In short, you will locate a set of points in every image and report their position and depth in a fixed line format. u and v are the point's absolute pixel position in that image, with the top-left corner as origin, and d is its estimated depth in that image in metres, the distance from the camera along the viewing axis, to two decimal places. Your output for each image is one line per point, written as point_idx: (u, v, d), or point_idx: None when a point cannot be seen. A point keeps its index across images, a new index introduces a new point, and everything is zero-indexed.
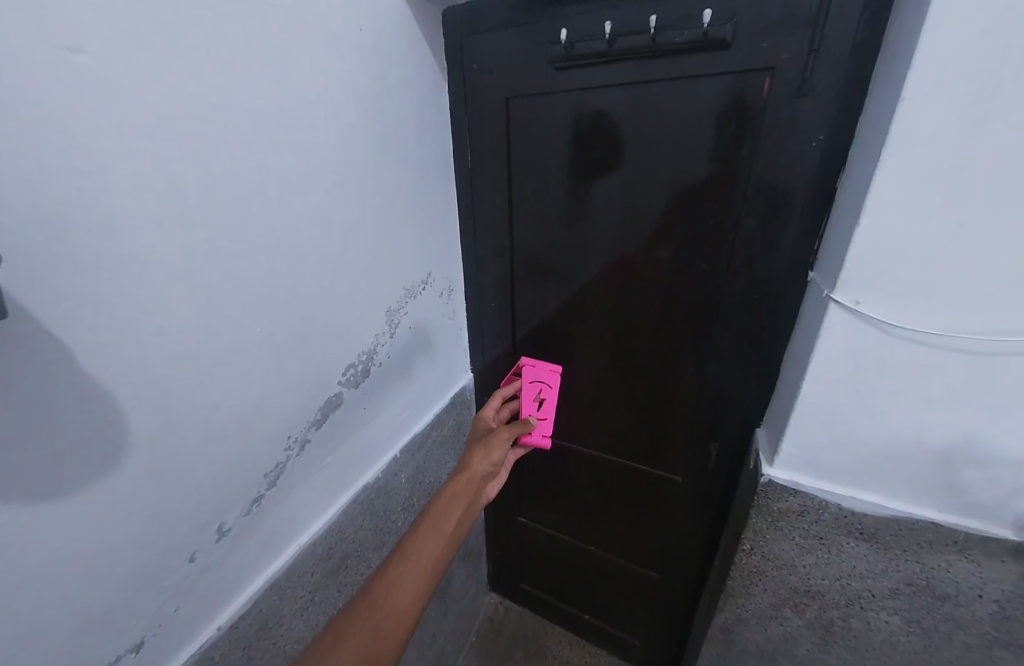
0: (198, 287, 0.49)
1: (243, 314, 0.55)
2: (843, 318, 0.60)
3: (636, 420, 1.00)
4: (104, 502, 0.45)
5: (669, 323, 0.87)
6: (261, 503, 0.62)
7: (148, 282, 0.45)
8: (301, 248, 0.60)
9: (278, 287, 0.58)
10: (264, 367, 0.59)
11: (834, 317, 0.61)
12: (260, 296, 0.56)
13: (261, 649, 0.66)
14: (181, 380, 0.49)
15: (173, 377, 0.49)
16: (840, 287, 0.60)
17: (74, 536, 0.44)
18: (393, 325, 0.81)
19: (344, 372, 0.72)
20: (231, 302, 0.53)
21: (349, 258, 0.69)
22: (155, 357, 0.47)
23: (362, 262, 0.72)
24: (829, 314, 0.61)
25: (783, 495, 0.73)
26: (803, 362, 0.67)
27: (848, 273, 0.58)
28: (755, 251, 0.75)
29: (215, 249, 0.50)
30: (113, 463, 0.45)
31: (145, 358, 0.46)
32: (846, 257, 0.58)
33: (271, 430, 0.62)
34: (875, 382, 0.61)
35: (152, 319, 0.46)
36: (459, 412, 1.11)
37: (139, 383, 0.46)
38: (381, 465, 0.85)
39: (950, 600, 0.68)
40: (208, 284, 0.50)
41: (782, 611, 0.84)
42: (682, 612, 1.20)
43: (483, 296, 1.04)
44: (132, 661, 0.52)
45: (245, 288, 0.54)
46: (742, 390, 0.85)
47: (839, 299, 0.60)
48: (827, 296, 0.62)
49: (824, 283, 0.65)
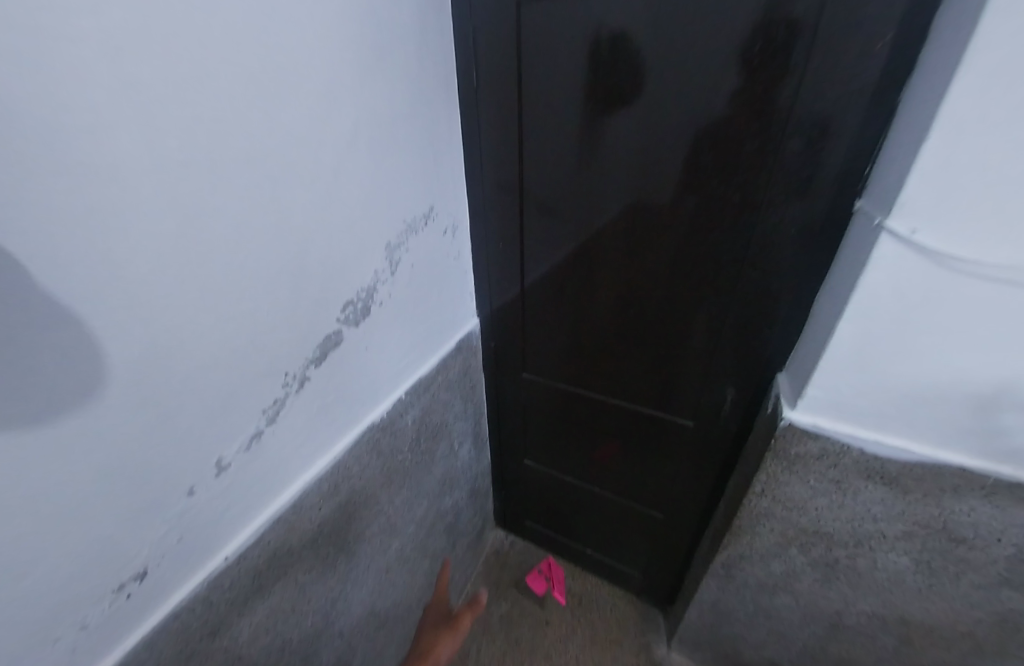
0: (170, 209, 0.44)
1: (224, 243, 0.50)
2: (896, 250, 0.54)
3: (647, 365, 0.97)
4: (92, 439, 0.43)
5: (688, 262, 0.81)
6: (261, 438, 0.61)
7: (111, 200, 0.40)
8: (286, 171, 0.55)
9: (260, 216, 0.53)
10: (252, 303, 0.55)
11: (883, 248, 0.54)
12: (242, 226, 0.51)
13: (272, 578, 0.68)
14: (161, 313, 0.46)
15: (153, 309, 0.45)
16: (896, 213, 0.53)
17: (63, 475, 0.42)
18: (393, 262, 0.77)
19: (343, 311, 0.68)
20: (210, 228, 0.48)
21: (339, 188, 0.63)
22: (129, 286, 0.43)
23: (354, 192, 0.65)
24: (881, 245, 0.55)
25: (801, 439, 0.71)
26: (840, 301, 0.62)
27: (907, 196, 0.51)
28: (796, 180, 0.67)
29: (186, 165, 0.44)
30: (96, 400, 0.42)
31: (119, 288, 0.42)
32: (908, 179, 0.50)
33: (266, 371, 0.59)
34: (921, 322, 0.56)
35: (122, 244, 0.41)
36: (465, 359, 1.09)
37: (115, 315, 0.42)
38: (385, 407, 0.84)
39: (965, 543, 0.69)
40: (182, 206, 0.45)
41: (788, 549, 0.87)
42: (683, 548, 1.24)
43: (489, 235, 0.97)
44: (138, 588, 0.52)
45: (224, 214, 0.49)
46: (763, 334, 0.81)
47: (894, 230, 0.53)
48: (878, 225, 0.55)
49: (875, 210, 0.58)
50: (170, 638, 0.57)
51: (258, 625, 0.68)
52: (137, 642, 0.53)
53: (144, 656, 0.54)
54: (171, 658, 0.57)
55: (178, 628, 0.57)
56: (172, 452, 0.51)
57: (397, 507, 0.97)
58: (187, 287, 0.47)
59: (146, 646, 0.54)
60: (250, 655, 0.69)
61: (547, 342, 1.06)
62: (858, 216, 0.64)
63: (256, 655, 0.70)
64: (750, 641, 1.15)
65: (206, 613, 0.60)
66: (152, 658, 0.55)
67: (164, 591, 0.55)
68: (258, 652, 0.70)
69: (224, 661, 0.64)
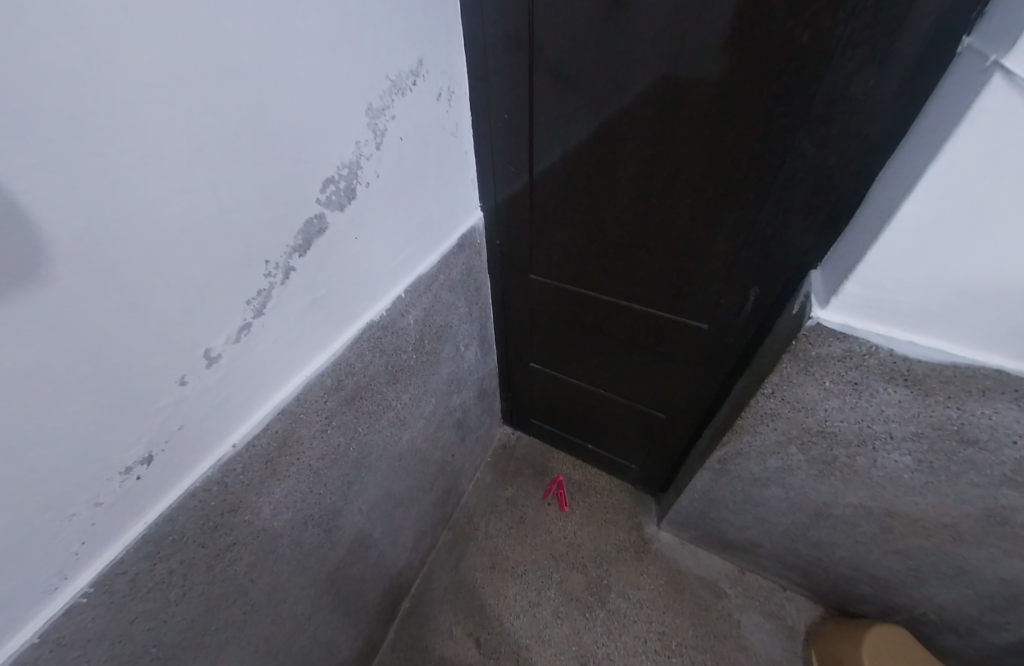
0: (69, 30, 0.34)
1: (161, 91, 0.41)
2: (1009, 102, 0.43)
3: (662, 263, 0.90)
4: (49, 318, 0.39)
5: (727, 145, 0.70)
6: (250, 330, 0.58)
7: None
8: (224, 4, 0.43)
9: (202, 60, 0.43)
10: (212, 172, 0.47)
11: (991, 95, 0.43)
12: (177, 67, 0.41)
13: (286, 463, 0.70)
14: (99, 175, 0.39)
15: (83, 170, 0.38)
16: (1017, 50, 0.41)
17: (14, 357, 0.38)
18: (378, 134, 0.67)
19: (323, 190, 0.60)
20: (136, 65, 0.38)
21: (297, 28, 0.51)
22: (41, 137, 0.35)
23: (317, 37, 0.53)
24: (986, 95, 0.44)
25: (827, 340, 0.67)
26: (907, 181, 0.53)
27: None
28: (881, 25, 0.53)
29: None
30: (40, 275, 0.37)
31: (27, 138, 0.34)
32: None
33: (240, 256, 0.53)
34: (1005, 206, 0.47)
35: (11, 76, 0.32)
36: (468, 258, 1.03)
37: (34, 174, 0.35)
38: (384, 305, 0.80)
39: (975, 444, 0.68)
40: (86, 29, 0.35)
41: (788, 446, 0.88)
42: (681, 445, 1.28)
43: (492, 109, 0.84)
44: (148, 471, 0.53)
45: (149, 47, 0.39)
46: (805, 227, 0.72)
47: (1019, 75, 0.42)
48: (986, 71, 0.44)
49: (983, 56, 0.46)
50: (191, 515, 0.58)
51: (278, 503, 0.72)
52: (157, 518, 0.55)
53: (169, 530, 0.56)
54: (196, 531, 0.60)
55: (197, 506, 0.59)
56: (152, 335, 0.47)
57: (405, 404, 0.98)
58: (123, 144, 0.40)
59: (168, 522, 0.56)
60: (274, 528, 0.73)
61: (556, 238, 0.98)
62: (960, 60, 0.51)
63: (281, 529, 0.74)
64: (735, 524, 1.23)
65: (222, 494, 0.62)
66: (176, 532, 0.57)
67: (177, 474, 0.56)
68: (282, 525, 0.74)
69: (248, 534, 0.68)
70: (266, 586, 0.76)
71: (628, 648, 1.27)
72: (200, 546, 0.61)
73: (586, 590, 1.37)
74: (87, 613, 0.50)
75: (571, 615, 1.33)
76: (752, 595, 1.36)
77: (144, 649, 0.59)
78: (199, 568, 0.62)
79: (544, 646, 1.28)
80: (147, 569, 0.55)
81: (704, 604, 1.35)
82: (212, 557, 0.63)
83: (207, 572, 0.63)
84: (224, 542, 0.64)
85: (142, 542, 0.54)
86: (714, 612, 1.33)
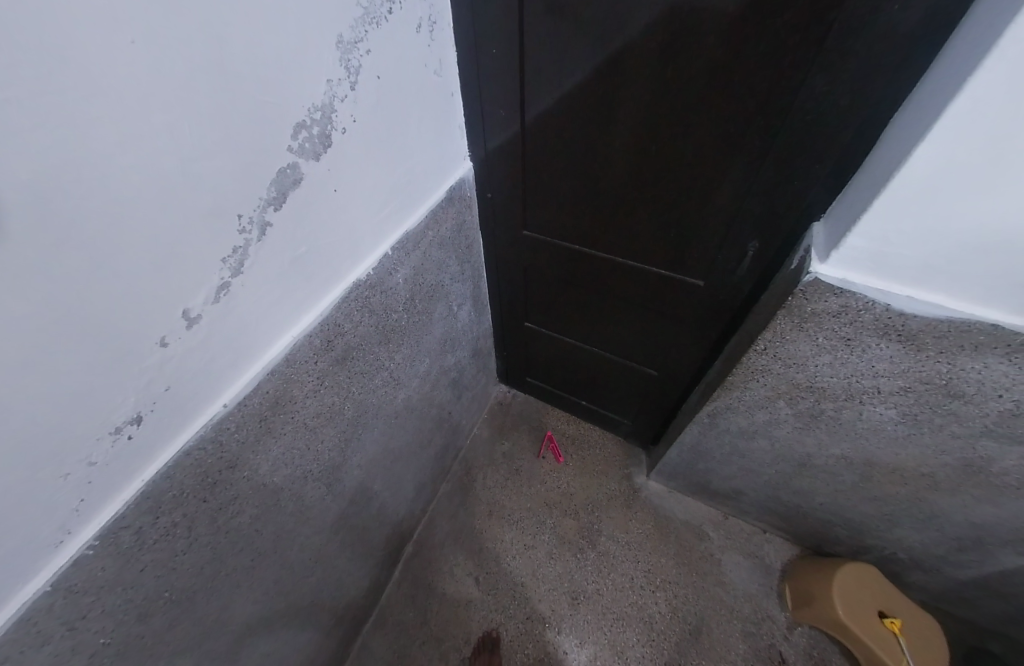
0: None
1: (101, 15, 0.36)
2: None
3: (659, 216, 0.87)
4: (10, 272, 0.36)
5: (732, 87, 0.66)
6: (230, 289, 0.56)
7: None
8: None
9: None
10: (170, 113, 0.43)
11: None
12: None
13: (280, 422, 0.70)
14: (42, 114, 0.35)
15: (23, 108, 0.34)
16: None
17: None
18: (353, 72, 0.61)
19: (296, 137, 0.56)
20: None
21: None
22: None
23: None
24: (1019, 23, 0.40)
25: (823, 296, 0.66)
26: (922, 124, 0.50)
27: None
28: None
29: None
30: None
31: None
32: None
33: (211, 208, 0.50)
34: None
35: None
36: (458, 212, 0.99)
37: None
38: (371, 263, 0.77)
39: (961, 398, 0.69)
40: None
41: (777, 401, 0.89)
42: (673, 401, 1.30)
43: (481, 47, 0.78)
44: (139, 431, 0.52)
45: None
46: (809, 177, 0.70)
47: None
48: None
49: None
50: (189, 472, 0.58)
51: (275, 460, 0.72)
52: (154, 475, 0.55)
53: (168, 487, 0.56)
54: (196, 487, 0.60)
55: (194, 464, 0.58)
56: (127, 289, 0.45)
57: (398, 364, 0.97)
58: (64, 79, 0.35)
59: (167, 479, 0.56)
60: (274, 484, 0.74)
61: (550, 190, 0.94)
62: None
63: (281, 484, 0.75)
64: (721, 474, 1.27)
65: (218, 451, 0.61)
66: (175, 488, 0.57)
67: (169, 434, 0.56)
68: (281, 481, 0.75)
69: (249, 489, 0.69)
70: (271, 536, 0.78)
71: (617, 584, 1.35)
72: (201, 501, 0.61)
73: (578, 534, 1.44)
74: (95, 563, 0.51)
75: (564, 556, 1.40)
76: (735, 537, 1.43)
77: (156, 594, 0.60)
78: (203, 521, 0.63)
79: (538, 584, 1.35)
80: (150, 523, 0.56)
81: (689, 545, 1.41)
82: (215, 510, 0.64)
83: (211, 524, 0.64)
84: (226, 497, 0.65)
85: (142, 498, 0.54)
86: (698, 552, 1.40)
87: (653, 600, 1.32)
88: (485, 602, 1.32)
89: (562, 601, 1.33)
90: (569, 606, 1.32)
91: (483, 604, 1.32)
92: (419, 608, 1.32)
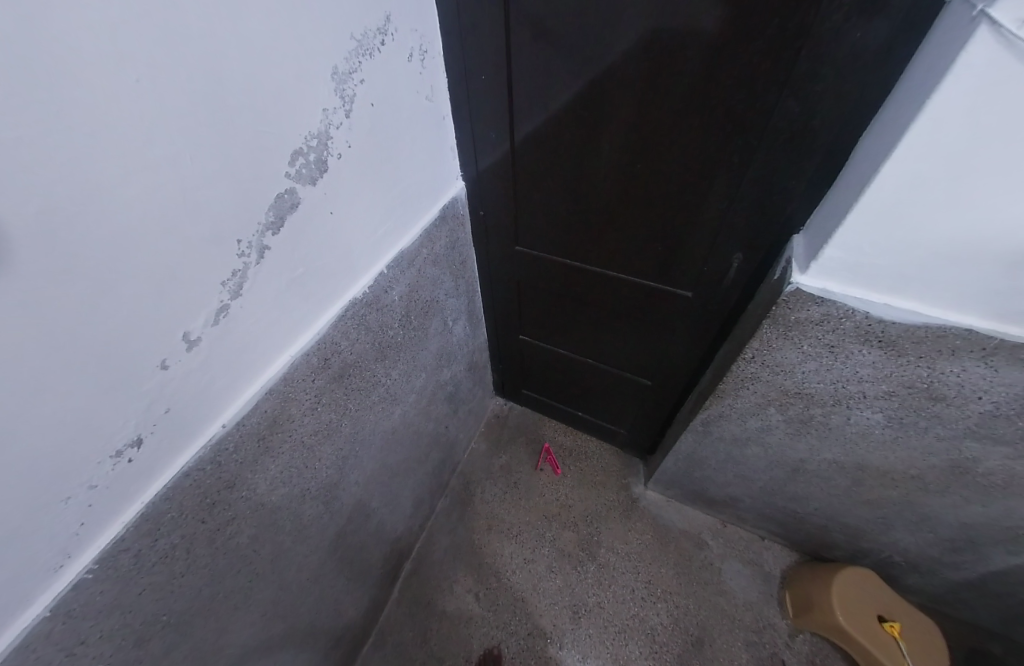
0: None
1: (105, 56, 0.38)
2: (992, 54, 0.42)
3: (647, 231, 0.90)
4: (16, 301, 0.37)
5: (712, 108, 0.68)
6: (229, 312, 0.57)
7: None
8: None
9: (148, 20, 0.40)
10: (173, 145, 0.45)
11: (977, 48, 0.42)
12: (118, 29, 0.38)
13: (278, 441, 0.70)
14: (48, 150, 0.36)
15: (29, 146, 0.35)
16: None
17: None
18: (347, 100, 0.63)
19: (293, 163, 0.58)
20: (73, 29, 0.35)
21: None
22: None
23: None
24: (970, 49, 0.43)
25: (805, 305, 0.69)
26: (889, 141, 0.52)
27: None
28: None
29: None
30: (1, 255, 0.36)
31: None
32: None
33: (210, 234, 0.51)
34: (983, 165, 0.48)
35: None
36: (451, 230, 1.01)
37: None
38: (367, 282, 0.79)
39: (943, 400, 0.71)
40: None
41: (767, 407, 0.91)
42: (666, 410, 1.31)
43: (470, 73, 0.80)
44: (139, 453, 0.52)
45: (85, 6, 0.36)
46: (788, 191, 0.72)
47: (1004, 25, 0.40)
48: (970, 23, 0.43)
49: (969, 5, 0.45)
50: (188, 493, 0.59)
51: (274, 480, 0.72)
52: (155, 496, 0.55)
53: (168, 508, 0.57)
54: (195, 508, 0.60)
55: (193, 484, 0.59)
56: (128, 314, 0.46)
57: (395, 380, 0.98)
58: (72, 117, 0.37)
59: (166, 501, 0.56)
60: (273, 503, 0.74)
61: (540, 206, 0.97)
62: (947, 11, 0.49)
63: (279, 503, 0.75)
64: (717, 481, 1.28)
65: (217, 472, 0.62)
66: (174, 510, 0.57)
67: (169, 456, 0.56)
68: (280, 499, 0.75)
69: (247, 509, 0.69)
70: (270, 556, 0.78)
71: (617, 596, 1.34)
72: (200, 522, 0.62)
73: (577, 547, 1.43)
74: (95, 587, 0.51)
75: (564, 569, 1.39)
76: (734, 545, 1.44)
77: (155, 618, 0.60)
78: (201, 542, 0.63)
79: (538, 599, 1.34)
80: (149, 545, 0.56)
81: (688, 555, 1.42)
82: (213, 531, 0.64)
83: (209, 545, 0.64)
84: (224, 517, 0.65)
85: (142, 520, 0.54)
86: (697, 561, 1.41)
87: (654, 612, 1.32)
88: (486, 618, 1.31)
89: (563, 615, 1.32)
90: (570, 620, 1.31)
91: (484, 621, 1.31)
92: (419, 627, 1.30)
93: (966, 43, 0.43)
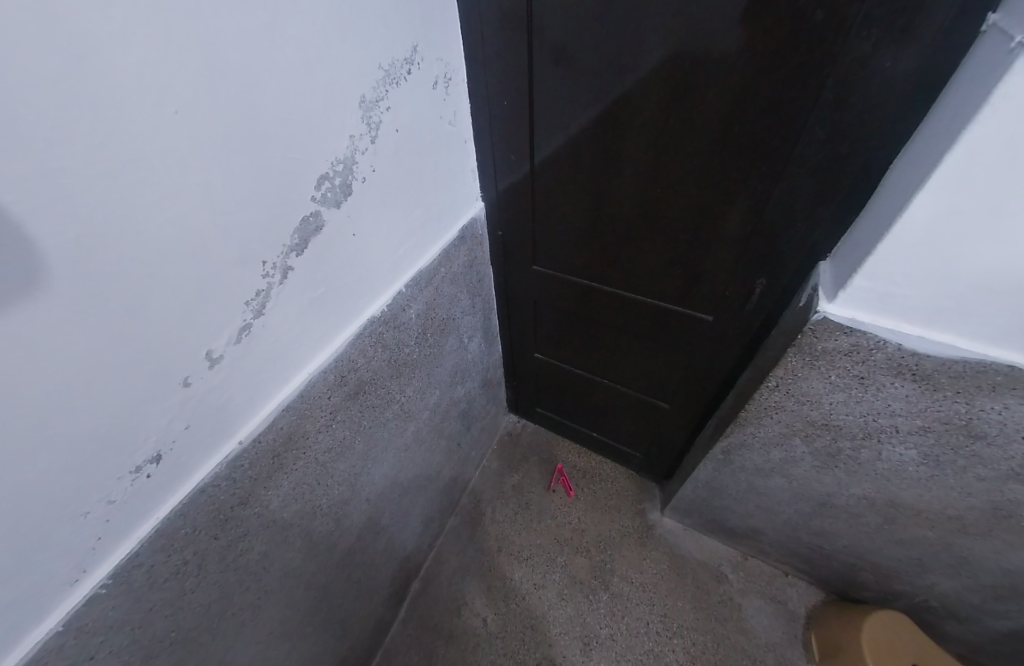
0: (56, 31, 0.34)
1: (148, 91, 0.40)
2: None
3: (669, 254, 0.89)
4: (50, 322, 0.39)
5: (735, 134, 0.68)
6: (251, 330, 0.58)
7: None
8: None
9: (189, 57, 0.42)
10: (206, 172, 0.46)
11: (1016, 79, 0.41)
12: (163, 65, 0.40)
13: (293, 457, 0.70)
14: (90, 175, 0.38)
15: (74, 175, 0.37)
16: None
17: (11, 363, 0.37)
18: (373, 126, 0.65)
19: (319, 187, 0.59)
20: (119, 67, 0.37)
21: (284, 17, 0.49)
22: (26, 140, 0.34)
23: (307, 28, 0.51)
24: (1010, 80, 0.42)
25: (833, 334, 0.66)
26: (922, 170, 0.51)
27: None
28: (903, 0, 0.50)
29: None
30: (39, 274, 0.37)
31: (6, 140, 0.33)
32: None
33: (237, 255, 0.52)
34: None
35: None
36: (470, 250, 1.02)
37: (21, 181, 0.34)
38: (385, 300, 0.79)
39: (983, 438, 0.67)
40: (67, 29, 0.34)
41: (791, 438, 0.87)
42: (684, 435, 1.28)
43: (494, 98, 0.82)
44: (157, 469, 0.53)
45: (135, 47, 0.38)
46: (814, 217, 0.71)
47: None
48: (1011, 53, 0.42)
49: (1008, 34, 0.44)
50: (202, 509, 0.59)
51: (287, 496, 0.72)
52: (170, 512, 0.55)
53: (182, 524, 0.57)
54: (208, 524, 0.60)
55: (207, 500, 0.59)
56: (154, 333, 0.47)
57: (409, 397, 0.98)
58: (114, 147, 0.39)
59: (181, 516, 0.56)
60: (284, 519, 0.73)
61: (558, 228, 0.97)
62: (984, 41, 0.49)
63: (291, 519, 0.75)
64: (738, 511, 1.23)
65: (231, 488, 0.62)
66: (188, 525, 0.58)
67: (184, 472, 0.56)
68: (291, 515, 0.74)
69: (259, 525, 0.69)
70: (279, 572, 0.77)
71: (631, 629, 1.29)
72: (212, 538, 0.62)
73: (590, 574, 1.39)
74: (107, 601, 0.51)
75: (575, 597, 1.35)
76: (754, 579, 1.37)
77: (162, 635, 0.59)
78: (213, 558, 0.63)
79: (548, 627, 1.30)
80: (162, 560, 0.56)
81: (706, 588, 1.36)
82: (225, 547, 0.64)
83: (220, 561, 0.64)
84: (236, 533, 0.65)
85: (156, 535, 0.54)
86: (716, 595, 1.35)
87: (669, 647, 1.26)
88: (494, 644, 1.28)
89: (574, 646, 1.27)
90: (581, 652, 1.26)
91: (492, 647, 1.27)
92: (426, 650, 1.27)
93: (1004, 75, 0.42)
